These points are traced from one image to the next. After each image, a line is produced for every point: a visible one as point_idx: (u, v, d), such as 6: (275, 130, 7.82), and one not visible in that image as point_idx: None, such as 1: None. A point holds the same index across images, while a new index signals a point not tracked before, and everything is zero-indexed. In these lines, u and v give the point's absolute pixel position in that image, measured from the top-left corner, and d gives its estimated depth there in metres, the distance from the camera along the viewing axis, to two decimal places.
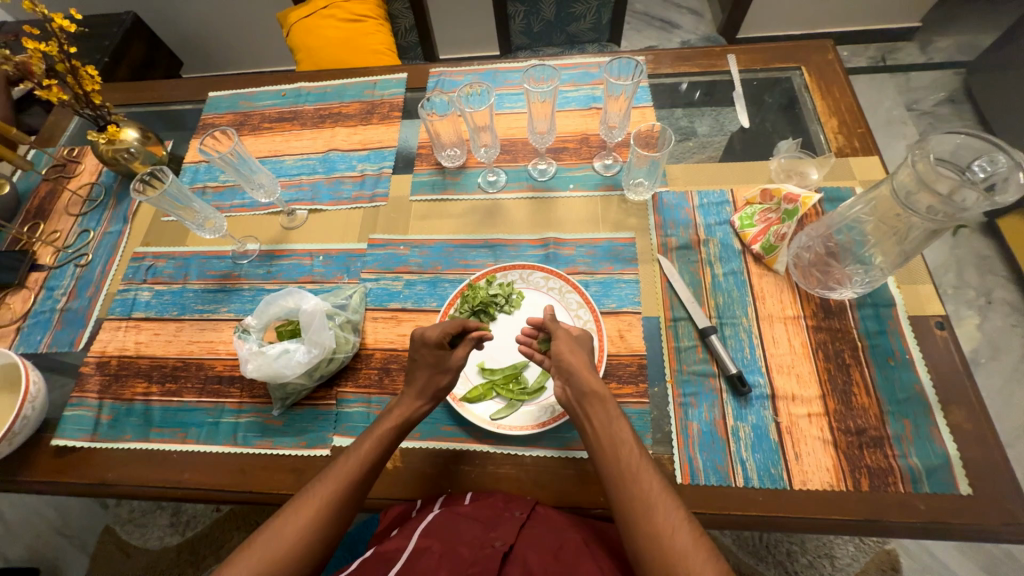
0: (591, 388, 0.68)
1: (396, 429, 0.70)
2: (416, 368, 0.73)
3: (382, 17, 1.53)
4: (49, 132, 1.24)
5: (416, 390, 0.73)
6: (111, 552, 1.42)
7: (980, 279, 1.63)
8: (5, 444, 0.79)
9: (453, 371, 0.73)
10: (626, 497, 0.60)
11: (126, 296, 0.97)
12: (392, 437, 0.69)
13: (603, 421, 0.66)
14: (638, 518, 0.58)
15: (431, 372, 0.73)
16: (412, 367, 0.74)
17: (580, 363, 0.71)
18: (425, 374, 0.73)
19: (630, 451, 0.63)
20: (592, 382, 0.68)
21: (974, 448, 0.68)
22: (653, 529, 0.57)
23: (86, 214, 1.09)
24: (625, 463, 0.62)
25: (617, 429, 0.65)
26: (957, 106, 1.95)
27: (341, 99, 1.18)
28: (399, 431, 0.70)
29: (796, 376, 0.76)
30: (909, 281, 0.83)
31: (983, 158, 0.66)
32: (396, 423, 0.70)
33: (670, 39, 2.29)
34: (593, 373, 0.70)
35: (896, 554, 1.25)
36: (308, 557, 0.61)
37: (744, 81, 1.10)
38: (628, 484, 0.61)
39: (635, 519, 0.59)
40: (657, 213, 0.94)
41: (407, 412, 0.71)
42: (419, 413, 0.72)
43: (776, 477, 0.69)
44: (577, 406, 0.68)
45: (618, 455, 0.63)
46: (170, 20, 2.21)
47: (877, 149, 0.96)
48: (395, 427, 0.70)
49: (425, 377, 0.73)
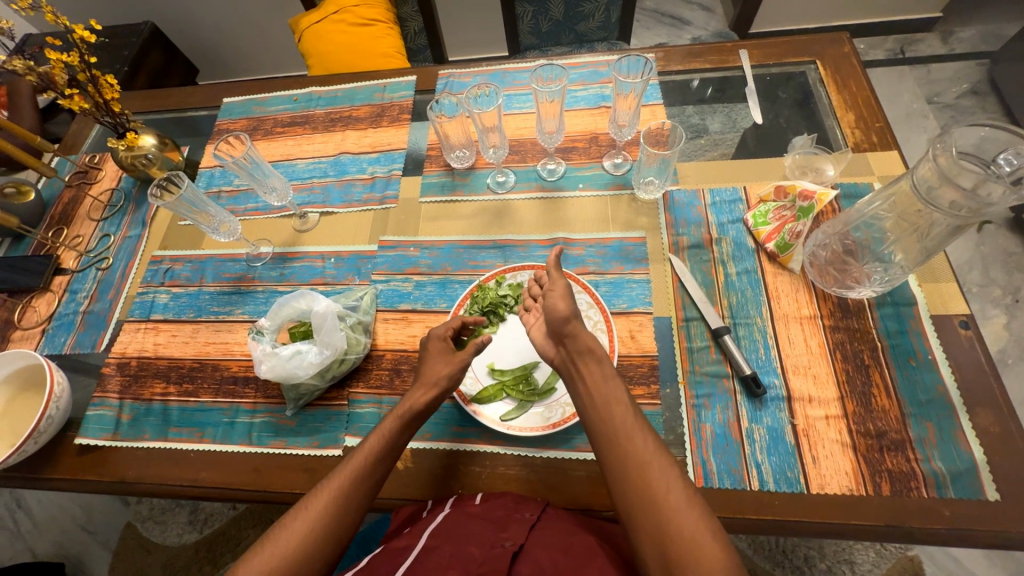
0: (589, 347, 0.69)
1: (399, 421, 0.70)
2: (426, 360, 0.76)
3: (392, 21, 1.54)
4: (72, 140, 1.28)
5: (422, 383, 0.73)
6: (133, 548, 1.46)
7: (1007, 277, 1.58)
8: (31, 443, 0.81)
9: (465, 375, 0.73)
10: (627, 472, 0.59)
11: (145, 298, 1.00)
12: (395, 430, 0.69)
13: (598, 391, 0.66)
14: (638, 495, 0.58)
15: (445, 369, 0.73)
16: (421, 361, 0.76)
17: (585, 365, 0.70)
18: (437, 369, 0.74)
19: (622, 417, 0.63)
20: (587, 341, 0.70)
21: (1000, 452, 0.66)
22: (654, 505, 0.56)
23: (107, 219, 1.12)
24: (623, 432, 0.62)
25: (610, 389, 0.66)
26: (981, 98, 1.88)
27: (351, 103, 1.19)
28: (401, 421, 0.70)
29: (813, 378, 0.74)
30: (930, 279, 0.80)
31: (1009, 152, 0.63)
32: (401, 418, 0.70)
33: (681, 36, 2.26)
34: (585, 331, 0.71)
35: (919, 560, 1.22)
36: (319, 552, 0.61)
37: (757, 76, 1.08)
38: (629, 454, 0.60)
39: (638, 499, 0.57)
40: (668, 212, 0.93)
41: (410, 404, 0.71)
42: (429, 407, 0.72)
43: (793, 480, 0.67)
44: (571, 364, 0.70)
45: (617, 430, 0.62)
46: (187, 29, 2.27)
47: (896, 144, 0.93)
48: (398, 423, 0.70)
49: (434, 367, 0.74)
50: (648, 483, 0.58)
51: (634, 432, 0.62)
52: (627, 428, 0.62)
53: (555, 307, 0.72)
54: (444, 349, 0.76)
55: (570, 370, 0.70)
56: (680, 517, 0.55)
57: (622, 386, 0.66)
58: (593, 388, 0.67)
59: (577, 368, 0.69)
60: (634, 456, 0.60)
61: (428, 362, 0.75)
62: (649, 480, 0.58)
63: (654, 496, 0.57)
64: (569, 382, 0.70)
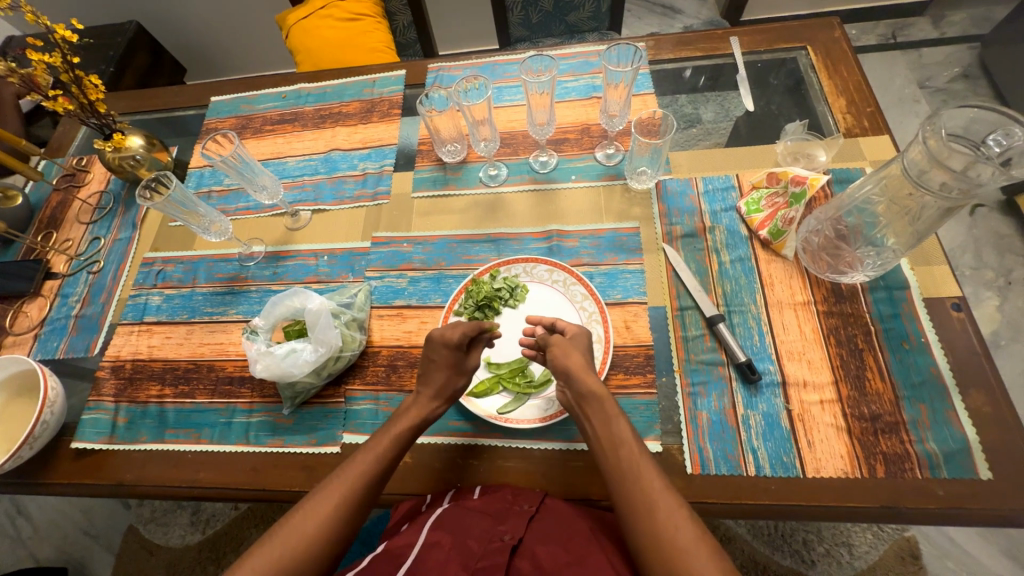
0: (590, 390, 0.67)
1: (409, 426, 0.70)
2: (430, 367, 0.73)
3: (380, 15, 1.53)
4: (58, 142, 1.26)
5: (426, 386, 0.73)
6: (135, 551, 1.46)
7: (999, 259, 1.59)
8: (27, 448, 0.80)
9: (464, 370, 0.74)
10: (633, 506, 0.60)
11: (137, 300, 0.99)
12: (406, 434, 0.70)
13: (604, 422, 0.66)
14: (645, 524, 0.58)
15: (449, 373, 0.73)
16: (428, 368, 0.73)
17: (579, 364, 0.70)
18: (447, 381, 0.73)
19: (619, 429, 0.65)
20: (589, 383, 0.68)
21: (992, 432, 0.67)
22: (664, 536, 0.56)
23: (97, 222, 1.11)
24: (632, 469, 0.62)
25: (616, 428, 0.65)
26: (972, 81, 1.89)
27: (341, 99, 1.18)
28: (416, 430, 0.71)
29: (807, 363, 0.75)
30: (923, 262, 0.81)
31: (998, 132, 0.64)
32: (410, 421, 0.71)
33: (672, 24, 2.25)
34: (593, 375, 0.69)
35: (915, 541, 1.23)
36: (324, 550, 0.62)
37: (748, 63, 1.08)
38: (635, 478, 0.61)
39: (643, 527, 0.58)
40: (661, 202, 0.93)
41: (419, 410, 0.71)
42: (427, 408, 0.72)
43: (789, 465, 0.68)
44: (578, 407, 0.69)
45: (626, 466, 0.62)
46: (173, 27, 2.24)
47: (888, 129, 0.93)
48: (411, 427, 0.70)
49: (443, 377, 0.73)
50: (651, 516, 0.58)
51: (642, 472, 0.61)
52: (632, 453, 0.63)
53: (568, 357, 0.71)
54: (454, 355, 0.73)
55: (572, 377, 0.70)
56: (683, 553, 0.55)
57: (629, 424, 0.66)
58: (600, 431, 0.65)
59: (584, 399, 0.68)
60: (640, 479, 0.61)
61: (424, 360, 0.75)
62: (652, 514, 0.58)
63: (658, 528, 0.57)
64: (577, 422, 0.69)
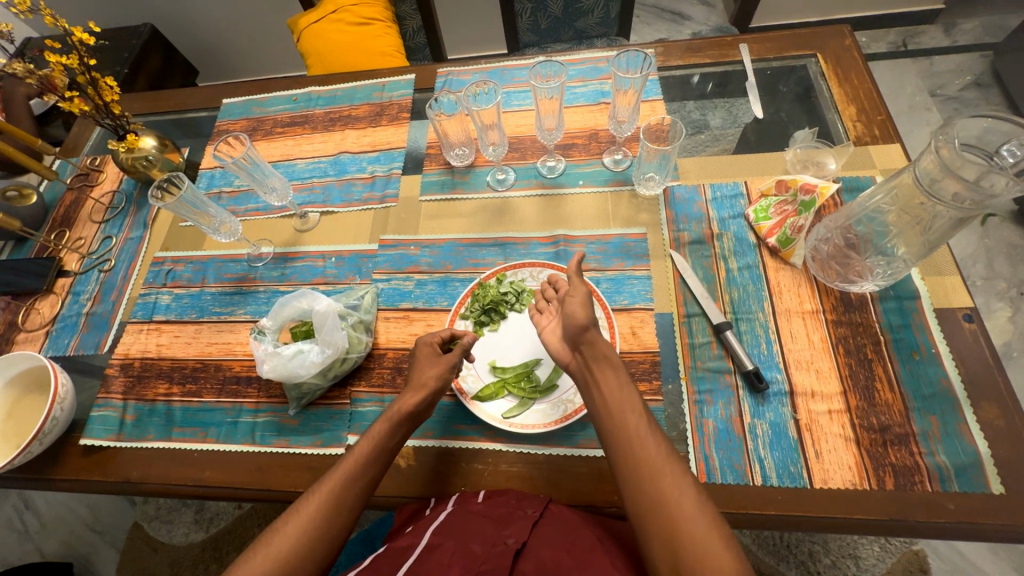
0: (604, 353, 0.67)
1: (388, 425, 0.70)
2: (415, 365, 0.75)
3: (390, 20, 1.54)
4: (73, 142, 1.28)
5: (414, 385, 0.73)
6: (140, 548, 1.47)
7: (1011, 270, 1.57)
8: (36, 444, 0.81)
9: (445, 361, 0.74)
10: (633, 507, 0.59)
11: (147, 299, 1.00)
12: (387, 432, 0.69)
13: (614, 408, 0.64)
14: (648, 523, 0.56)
15: (439, 368, 0.74)
16: (413, 367, 0.76)
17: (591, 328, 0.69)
18: (425, 372, 0.74)
19: (634, 423, 0.62)
20: (603, 347, 0.68)
21: (1004, 445, 0.66)
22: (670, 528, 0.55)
23: (109, 221, 1.12)
24: (643, 462, 0.59)
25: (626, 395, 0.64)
26: (984, 89, 1.87)
27: (351, 102, 1.19)
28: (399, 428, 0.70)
29: (815, 372, 0.74)
30: (934, 272, 0.80)
31: (1012, 143, 0.63)
32: (391, 418, 0.70)
33: (681, 31, 2.25)
34: (600, 340, 0.68)
35: (924, 554, 1.21)
36: (308, 552, 0.61)
37: (758, 70, 1.08)
38: (646, 473, 0.58)
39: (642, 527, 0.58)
40: (669, 208, 0.93)
41: (401, 406, 0.71)
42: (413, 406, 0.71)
43: (796, 475, 0.67)
44: (587, 372, 0.68)
45: (633, 454, 0.60)
46: (186, 29, 2.26)
47: (898, 137, 0.93)
48: (391, 428, 0.70)
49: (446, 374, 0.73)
50: (657, 517, 0.55)
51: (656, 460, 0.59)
52: (642, 443, 0.60)
53: (573, 314, 0.69)
54: (432, 354, 0.76)
55: (586, 378, 0.68)
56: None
57: (637, 394, 0.65)
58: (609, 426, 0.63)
59: (592, 373, 0.67)
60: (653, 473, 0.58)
61: (427, 363, 0.75)
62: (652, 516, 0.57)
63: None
64: (584, 388, 0.68)
